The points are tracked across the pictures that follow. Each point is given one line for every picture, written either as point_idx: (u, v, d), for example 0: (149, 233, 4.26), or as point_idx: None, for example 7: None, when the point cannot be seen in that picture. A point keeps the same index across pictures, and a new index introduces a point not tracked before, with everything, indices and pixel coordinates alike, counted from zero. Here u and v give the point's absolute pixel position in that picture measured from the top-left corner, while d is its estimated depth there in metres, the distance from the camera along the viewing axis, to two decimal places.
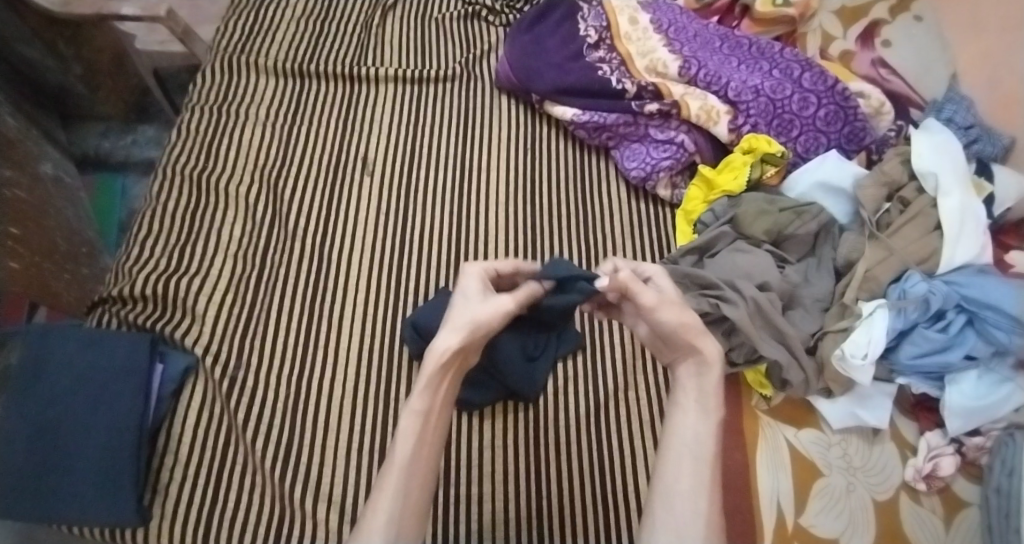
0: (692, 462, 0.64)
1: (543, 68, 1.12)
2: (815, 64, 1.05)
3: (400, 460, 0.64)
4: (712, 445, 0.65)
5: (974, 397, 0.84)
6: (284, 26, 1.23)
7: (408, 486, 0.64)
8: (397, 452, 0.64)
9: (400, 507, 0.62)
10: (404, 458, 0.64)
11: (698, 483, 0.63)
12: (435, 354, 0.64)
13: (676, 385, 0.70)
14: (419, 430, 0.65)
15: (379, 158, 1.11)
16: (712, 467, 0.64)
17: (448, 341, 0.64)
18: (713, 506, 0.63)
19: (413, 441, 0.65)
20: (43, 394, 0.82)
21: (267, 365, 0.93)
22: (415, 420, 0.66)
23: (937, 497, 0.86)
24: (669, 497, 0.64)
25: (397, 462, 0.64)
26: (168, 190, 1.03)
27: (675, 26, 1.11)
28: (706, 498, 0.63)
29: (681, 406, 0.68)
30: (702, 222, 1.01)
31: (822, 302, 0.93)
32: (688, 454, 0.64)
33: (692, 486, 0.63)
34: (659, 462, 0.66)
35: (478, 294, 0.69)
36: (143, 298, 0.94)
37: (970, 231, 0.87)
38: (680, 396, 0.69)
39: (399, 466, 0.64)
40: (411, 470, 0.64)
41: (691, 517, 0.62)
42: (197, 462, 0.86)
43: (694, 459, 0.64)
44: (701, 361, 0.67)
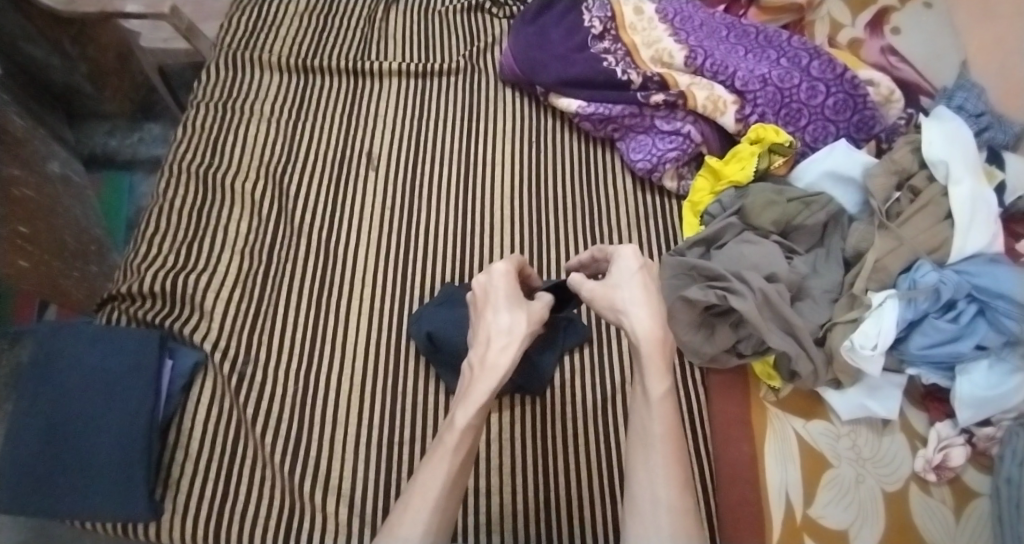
0: (646, 447, 0.64)
1: (548, 60, 1.11)
2: (823, 52, 1.03)
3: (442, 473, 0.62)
4: (663, 428, 0.64)
5: (985, 387, 0.83)
6: (287, 21, 1.23)
7: (446, 498, 0.61)
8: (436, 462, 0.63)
9: (438, 516, 0.60)
10: (449, 475, 0.62)
11: (655, 468, 0.62)
12: (501, 369, 0.68)
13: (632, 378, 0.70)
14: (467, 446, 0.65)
15: (383, 154, 1.10)
16: (665, 448, 0.63)
17: (508, 358, 0.68)
18: (675, 490, 0.61)
19: (454, 456, 0.64)
20: (54, 391, 0.83)
21: (275, 361, 0.93)
22: (466, 435, 0.65)
23: (947, 487, 0.86)
24: (636, 489, 0.62)
25: (434, 475, 0.62)
26: (174, 188, 1.03)
27: (681, 15, 1.10)
28: (664, 482, 0.61)
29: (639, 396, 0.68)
30: (709, 213, 1.01)
31: (831, 293, 0.93)
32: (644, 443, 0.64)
33: (649, 473, 0.62)
34: (631, 457, 0.65)
35: (517, 300, 0.73)
36: (151, 295, 0.94)
37: (981, 220, 0.86)
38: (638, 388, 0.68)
39: (439, 483, 0.61)
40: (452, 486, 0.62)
41: (654, 503, 0.60)
42: (208, 456, 0.86)
43: (650, 446, 0.64)
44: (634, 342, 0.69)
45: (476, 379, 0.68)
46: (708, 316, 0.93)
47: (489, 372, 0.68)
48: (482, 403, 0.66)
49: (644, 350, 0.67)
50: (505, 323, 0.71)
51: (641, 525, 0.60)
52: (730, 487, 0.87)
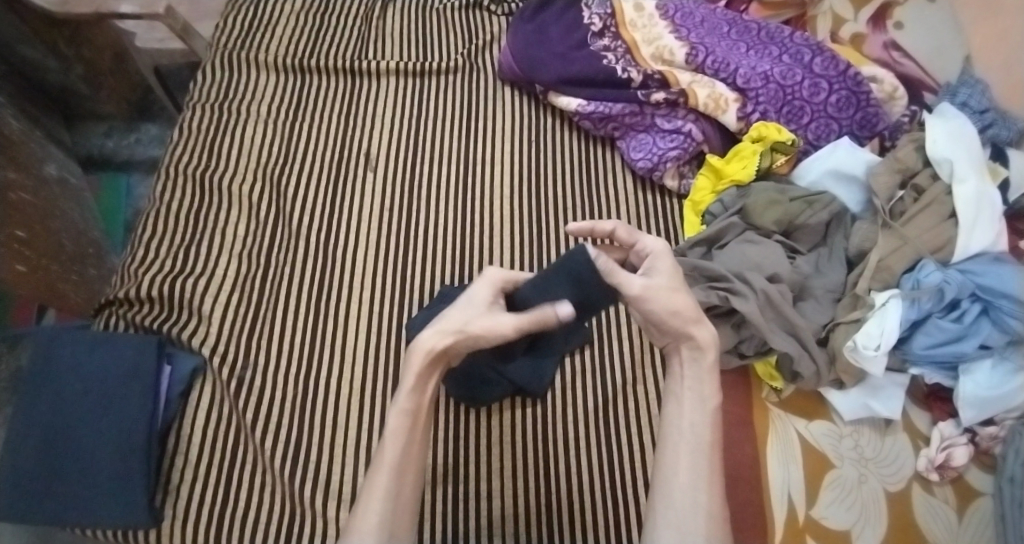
0: (689, 451, 0.65)
1: (547, 58, 1.10)
2: (826, 49, 1.02)
3: (389, 460, 0.64)
4: (708, 434, 0.65)
5: (987, 387, 0.83)
6: (283, 20, 1.21)
7: (399, 484, 0.64)
8: (385, 452, 0.64)
9: (391, 506, 0.63)
10: (394, 459, 0.64)
11: (697, 474, 0.64)
12: (422, 349, 0.63)
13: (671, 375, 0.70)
14: (409, 427, 0.65)
15: (381, 154, 1.09)
16: (711, 455, 0.64)
17: (433, 344, 0.64)
18: (715, 497, 0.63)
19: (400, 442, 0.65)
20: (52, 398, 0.82)
21: (275, 366, 0.93)
22: (404, 417, 0.65)
23: (949, 487, 0.85)
24: (671, 489, 0.64)
25: (385, 462, 0.64)
26: (171, 191, 1.03)
27: (682, 12, 1.09)
28: (705, 489, 0.63)
29: (678, 395, 0.68)
30: (711, 213, 1.00)
31: (834, 293, 0.92)
32: (685, 446, 0.65)
33: (691, 478, 0.63)
34: (660, 454, 0.66)
35: (479, 307, 0.67)
36: (149, 300, 0.94)
37: (984, 219, 0.86)
38: (677, 388, 0.68)
39: (387, 468, 0.64)
40: (400, 470, 0.64)
41: (693, 508, 0.62)
42: (208, 461, 0.86)
43: (694, 451, 0.64)
44: (697, 348, 0.67)
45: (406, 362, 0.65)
46: (709, 317, 0.93)
47: (415, 350, 0.64)
48: (411, 385, 0.65)
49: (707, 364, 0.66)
50: (451, 314, 0.66)
51: (674, 524, 0.62)
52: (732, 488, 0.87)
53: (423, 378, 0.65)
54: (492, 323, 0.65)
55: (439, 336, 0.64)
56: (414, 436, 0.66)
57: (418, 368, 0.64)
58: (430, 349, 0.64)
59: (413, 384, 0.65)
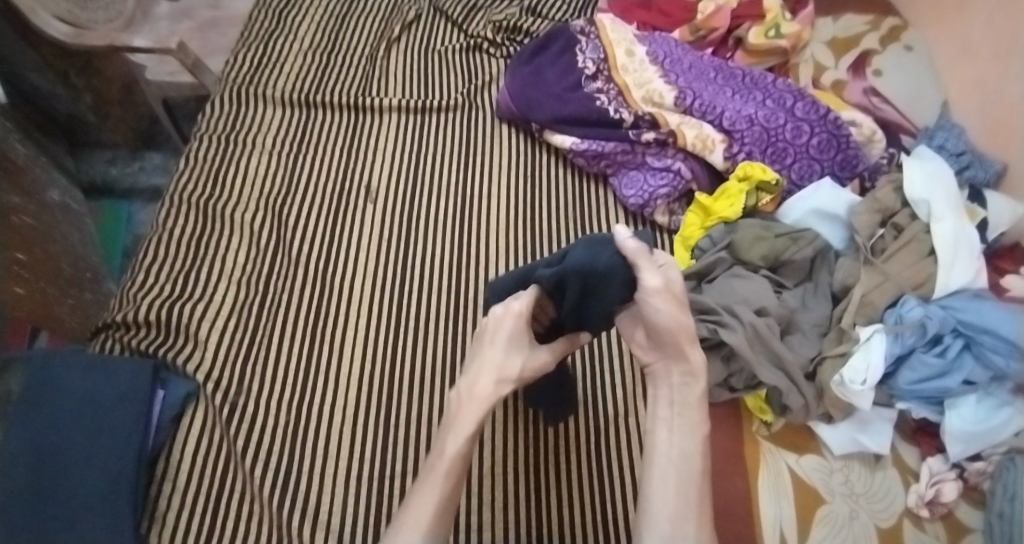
0: (679, 482, 0.67)
1: (543, 98, 1.14)
2: (807, 95, 1.07)
3: (431, 501, 0.66)
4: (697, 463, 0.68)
5: (973, 422, 0.84)
6: (291, 58, 1.26)
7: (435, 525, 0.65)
8: (430, 488, 0.67)
9: None
10: (436, 503, 0.66)
11: (686, 503, 0.66)
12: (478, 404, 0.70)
13: (657, 385, 0.73)
14: (458, 473, 0.68)
15: (381, 186, 1.12)
16: (699, 485, 0.67)
17: (490, 387, 0.70)
18: (704, 523, 0.66)
19: (444, 482, 0.67)
20: (44, 418, 0.83)
21: (267, 391, 0.93)
22: (457, 463, 0.68)
23: (940, 523, 0.85)
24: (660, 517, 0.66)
25: (424, 504, 0.66)
26: (175, 217, 1.05)
27: (671, 57, 1.13)
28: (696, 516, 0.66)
29: (667, 422, 0.70)
30: (699, 247, 1.02)
31: (819, 327, 0.94)
32: (673, 473, 0.67)
33: (681, 508, 0.66)
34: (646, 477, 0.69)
35: (521, 345, 0.72)
36: (146, 324, 0.94)
37: (963, 254, 0.89)
38: (664, 413, 0.71)
39: (429, 509, 0.66)
40: (442, 512, 0.66)
41: (676, 529, 0.65)
42: (197, 487, 0.86)
43: (682, 479, 0.67)
44: (690, 374, 0.70)
45: (457, 412, 0.70)
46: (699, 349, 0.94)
47: (473, 402, 0.70)
48: (468, 432, 0.69)
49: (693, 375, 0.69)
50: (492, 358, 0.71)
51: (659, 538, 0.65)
52: (726, 523, 0.87)
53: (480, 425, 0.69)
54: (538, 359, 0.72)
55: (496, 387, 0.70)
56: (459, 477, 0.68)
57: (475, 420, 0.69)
58: (490, 397, 0.70)
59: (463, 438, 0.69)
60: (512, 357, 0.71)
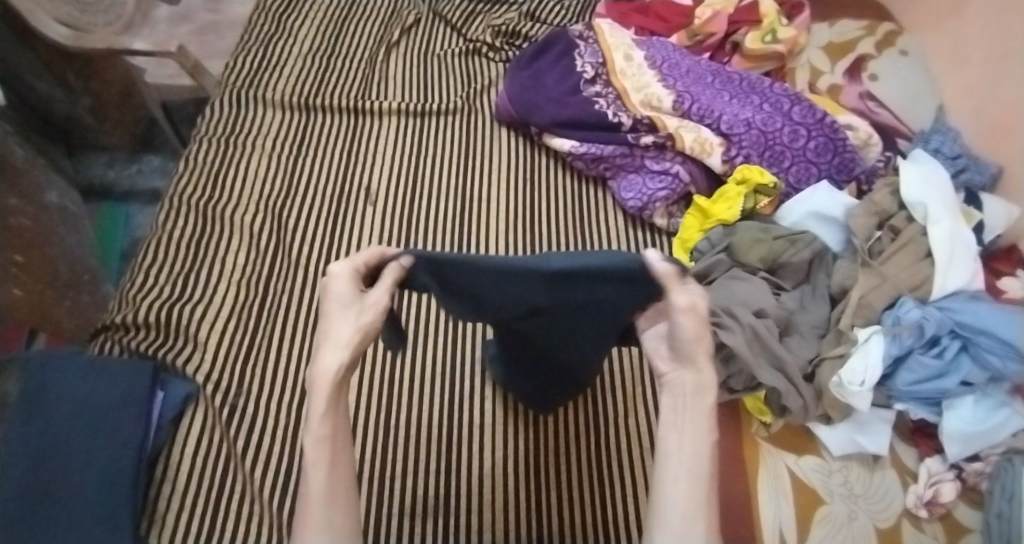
0: (692, 511, 0.51)
1: (542, 102, 1.15)
2: (804, 99, 1.08)
3: (316, 496, 0.51)
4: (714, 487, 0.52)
5: (971, 423, 0.85)
6: (291, 62, 1.26)
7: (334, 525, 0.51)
8: (308, 477, 0.52)
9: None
10: (320, 489, 0.52)
11: (702, 541, 0.50)
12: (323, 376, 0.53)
13: (661, 391, 0.58)
14: (333, 455, 0.53)
15: (381, 189, 1.12)
16: (717, 515, 0.51)
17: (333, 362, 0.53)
18: None
19: (319, 471, 0.52)
20: (44, 418, 0.82)
21: (266, 393, 0.93)
22: (326, 446, 0.53)
23: (938, 523, 0.86)
24: None
25: (309, 496, 0.51)
26: (174, 220, 1.05)
27: (669, 62, 1.14)
28: None
29: (674, 431, 0.55)
30: (698, 250, 1.02)
31: (818, 328, 0.95)
32: (685, 497, 0.51)
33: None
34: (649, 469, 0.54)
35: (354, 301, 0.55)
36: (144, 325, 0.94)
37: (960, 256, 0.90)
38: (669, 420, 0.56)
39: (314, 501, 0.51)
40: (332, 498, 0.51)
41: None
42: (196, 489, 0.85)
43: (696, 507, 0.51)
44: (704, 386, 0.56)
45: (311, 395, 0.53)
46: None
47: (318, 380, 0.53)
48: (321, 410, 0.52)
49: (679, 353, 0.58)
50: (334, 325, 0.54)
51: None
52: (726, 523, 0.87)
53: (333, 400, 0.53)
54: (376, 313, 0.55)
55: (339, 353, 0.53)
56: (335, 462, 0.53)
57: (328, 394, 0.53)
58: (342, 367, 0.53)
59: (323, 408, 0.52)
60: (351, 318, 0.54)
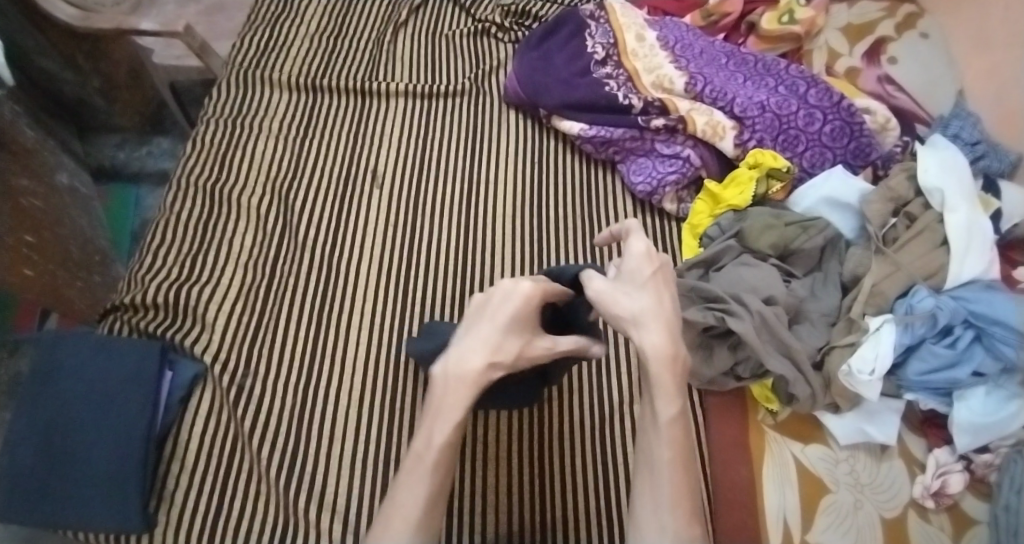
0: (651, 472, 0.65)
1: (552, 84, 1.12)
2: (821, 81, 1.05)
3: (422, 493, 0.64)
4: (669, 452, 0.65)
5: (982, 415, 0.84)
6: (298, 41, 1.24)
7: (427, 518, 0.64)
8: (426, 453, 0.66)
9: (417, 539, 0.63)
10: (421, 506, 0.64)
11: (660, 494, 0.64)
12: (464, 382, 0.67)
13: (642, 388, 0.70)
14: (445, 461, 0.66)
15: (388, 171, 1.11)
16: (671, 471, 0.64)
17: (478, 365, 0.67)
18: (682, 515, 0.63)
19: (432, 474, 0.65)
20: (56, 395, 0.84)
21: (274, 374, 0.94)
22: (446, 451, 0.66)
23: (945, 515, 0.86)
24: (641, 511, 0.65)
25: (411, 496, 0.64)
26: (181, 201, 1.04)
27: (681, 43, 1.11)
28: (670, 509, 0.63)
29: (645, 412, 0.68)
30: (708, 235, 1.01)
31: (828, 317, 0.93)
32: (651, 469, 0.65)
33: (655, 499, 0.64)
34: (638, 476, 0.67)
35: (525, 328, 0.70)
36: (154, 306, 0.95)
37: (976, 248, 0.88)
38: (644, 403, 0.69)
39: (416, 501, 0.64)
40: (433, 502, 0.64)
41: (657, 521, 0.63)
42: (206, 466, 0.87)
43: (654, 471, 0.65)
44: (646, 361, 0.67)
45: (447, 392, 0.67)
46: (706, 338, 0.94)
47: (455, 384, 0.67)
48: (455, 418, 0.66)
49: (654, 375, 0.66)
50: (486, 336, 0.68)
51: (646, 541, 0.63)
52: (728, 514, 0.88)
53: (468, 408, 0.67)
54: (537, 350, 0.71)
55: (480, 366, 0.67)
56: (444, 468, 0.66)
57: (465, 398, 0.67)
58: (481, 377, 0.67)
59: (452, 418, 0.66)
60: (509, 340, 0.69)
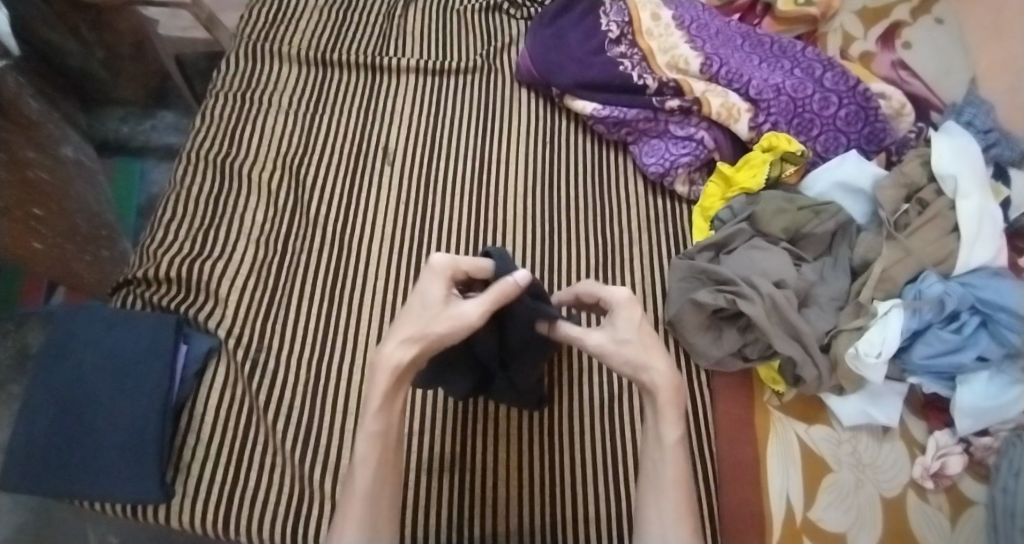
0: (657, 490, 0.70)
1: (565, 62, 1.11)
2: (837, 65, 1.05)
3: (360, 489, 0.68)
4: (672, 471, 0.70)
5: (985, 399, 0.86)
6: (307, 14, 1.22)
7: (372, 509, 0.68)
8: (360, 447, 0.69)
9: (364, 532, 0.67)
10: (365, 487, 0.68)
11: (665, 512, 0.69)
12: (386, 368, 0.67)
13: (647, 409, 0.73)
14: (379, 452, 0.69)
15: (399, 148, 1.11)
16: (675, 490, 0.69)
17: (394, 354, 0.67)
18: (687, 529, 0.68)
19: (374, 465, 0.69)
20: (71, 371, 0.85)
21: (288, 349, 0.94)
22: (374, 443, 0.69)
23: (943, 495, 0.88)
24: (645, 525, 0.70)
25: (356, 491, 0.68)
26: (191, 176, 1.04)
27: (697, 23, 1.10)
28: (675, 525, 0.68)
29: (651, 431, 0.72)
30: (719, 218, 1.01)
31: (837, 301, 0.95)
32: (658, 487, 0.70)
33: (660, 516, 0.69)
34: (642, 494, 0.72)
35: (437, 305, 0.68)
36: (167, 280, 0.95)
37: (987, 233, 0.89)
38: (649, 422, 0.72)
39: (359, 495, 0.68)
40: (373, 494, 0.68)
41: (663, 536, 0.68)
42: (220, 441, 0.88)
43: (661, 489, 0.70)
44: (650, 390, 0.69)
45: (371, 384, 0.69)
46: (716, 319, 0.96)
47: (378, 371, 0.68)
48: (380, 410, 0.68)
49: (660, 398, 0.69)
50: (407, 322, 0.68)
51: None
52: (732, 488, 0.90)
53: (393, 397, 0.68)
54: (455, 318, 0.67)
55: (402, 351, 0.67)
56: (385, 457, 0.69)
57: (386, 385, 0.67)
58: (397, 363, 0.67)
59: (378, 405, 0.68)
60: (420, 321, 0.68)
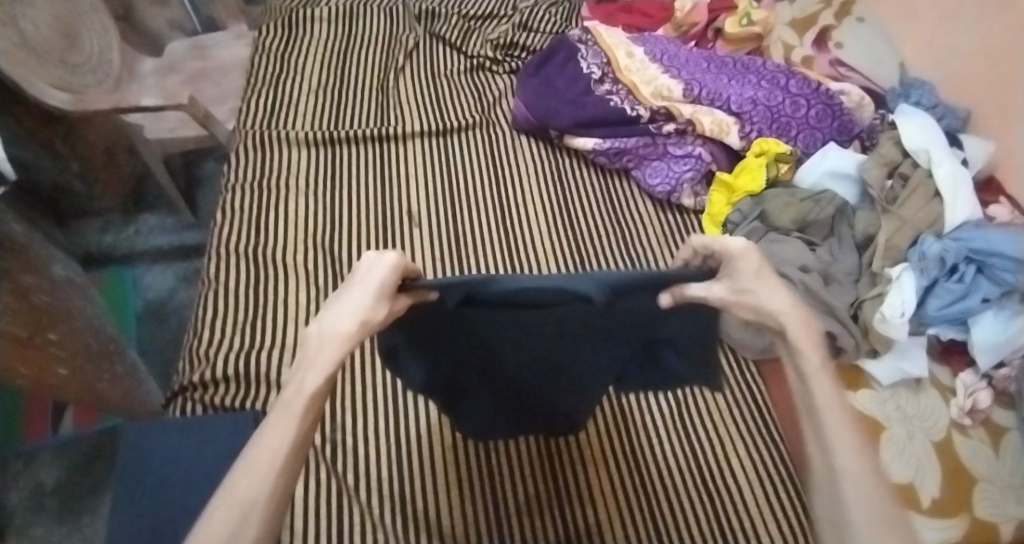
0: (818, 430, 0.51)
1: (560, 106, 1.20)
2: (796, 73, 1.19)
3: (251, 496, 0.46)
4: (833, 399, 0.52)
5: (996, 335, 0.95)
6: (302, 100, 1.26)
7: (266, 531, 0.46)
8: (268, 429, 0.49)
9: None
10: (263, 492, 0.46)
11: (846, 460, 0.49)
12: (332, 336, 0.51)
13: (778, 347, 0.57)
14: (292, 445, 0.49)
15: (423, 210, 1.14)
16: (844, 423, 0.51)
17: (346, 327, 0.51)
18: (871, 473, 0.49)
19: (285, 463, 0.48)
20: (150, 488, 0.79)
21: (362, 421, 0.95)
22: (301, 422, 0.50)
23: (982, 428, 0.97)
24: (821, 484, 0.50)
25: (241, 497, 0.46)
26: (225, 271, 1.03)
27: (667, 54, 1.22)
28: (859, 471, 0.48)
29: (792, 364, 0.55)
30: (731, 222, 1.11)
31: (852, 275, 1.05)
32: (819, 431, 0.51)
33: (843, 471, 0.49)
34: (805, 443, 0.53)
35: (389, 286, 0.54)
36: (225, 379, 0.92)
37: (963, 192, 1.01)
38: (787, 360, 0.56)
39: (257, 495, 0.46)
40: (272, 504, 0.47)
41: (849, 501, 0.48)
42: (316, 531, 0.84)
43: (822, 428, 0.51)
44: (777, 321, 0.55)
45: (308, 351, 0.51)
46: None
47: (320, 341, 0.51)
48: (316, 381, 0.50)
49: (789, 325, 0.54)
50: (359, 293, 0.52)
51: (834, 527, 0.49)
52: None
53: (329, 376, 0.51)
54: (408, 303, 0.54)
55: (353, 326, 0.51)
56: (292, 452, 0.49)
57: (326, 357, 0.50)
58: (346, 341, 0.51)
59: (313, 379, 0.50)
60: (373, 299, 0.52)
